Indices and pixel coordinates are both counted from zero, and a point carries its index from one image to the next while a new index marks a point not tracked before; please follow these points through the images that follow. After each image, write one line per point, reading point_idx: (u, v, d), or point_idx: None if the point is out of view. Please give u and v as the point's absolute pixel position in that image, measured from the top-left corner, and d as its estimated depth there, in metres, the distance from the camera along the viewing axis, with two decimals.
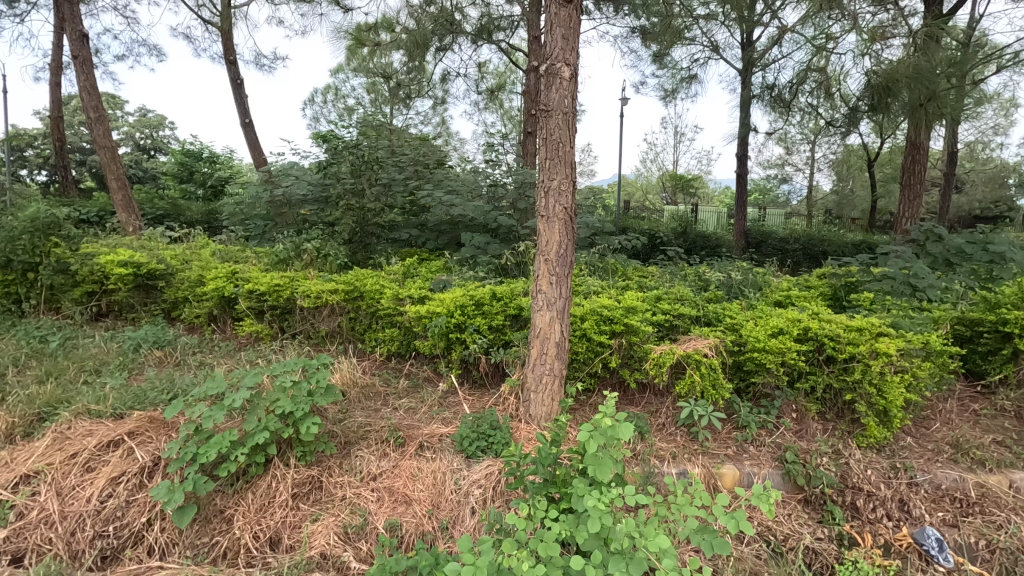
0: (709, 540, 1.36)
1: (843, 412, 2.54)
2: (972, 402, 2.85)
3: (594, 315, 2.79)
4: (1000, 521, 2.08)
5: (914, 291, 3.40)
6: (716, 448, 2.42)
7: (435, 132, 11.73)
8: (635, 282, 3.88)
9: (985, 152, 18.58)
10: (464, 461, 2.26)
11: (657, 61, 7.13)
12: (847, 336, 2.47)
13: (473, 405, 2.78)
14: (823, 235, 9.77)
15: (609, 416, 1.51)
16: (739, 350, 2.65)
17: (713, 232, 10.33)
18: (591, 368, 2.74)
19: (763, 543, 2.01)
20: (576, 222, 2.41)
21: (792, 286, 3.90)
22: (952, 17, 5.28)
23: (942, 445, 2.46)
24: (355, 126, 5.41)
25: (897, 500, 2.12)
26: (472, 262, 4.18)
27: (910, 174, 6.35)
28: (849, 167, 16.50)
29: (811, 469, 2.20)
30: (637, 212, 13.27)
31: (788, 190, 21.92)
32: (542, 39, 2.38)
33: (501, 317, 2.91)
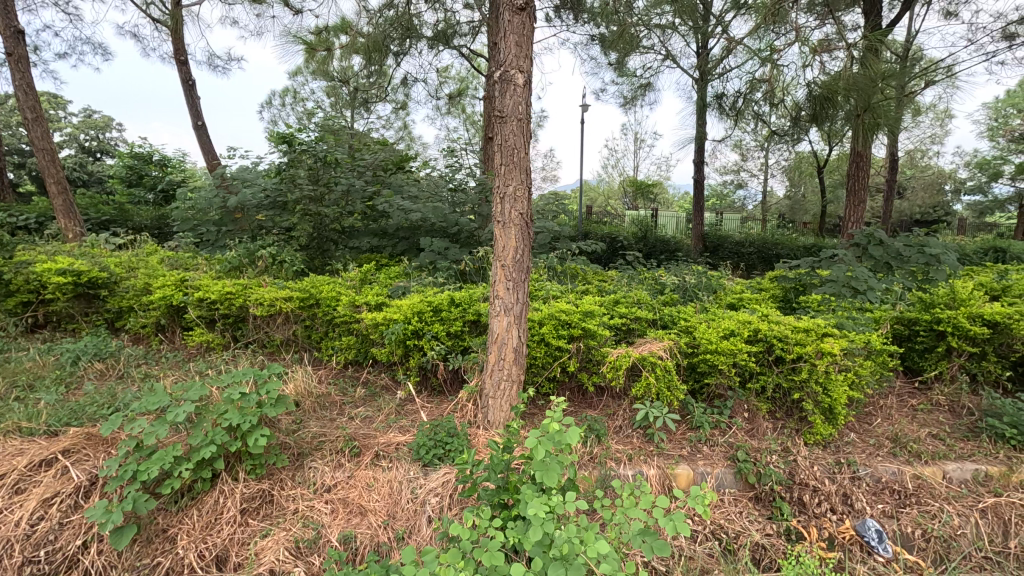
0: (652, 543, 1.38)
1: (792, 411, 2.63)
2: (910, 397, 2.99)
3: (552, 319, 2.80)
4: (934, 511, 2.19)
5: (857, 292, 3.56)
6: (671, 449, 2.47)
7: (396, 137, 11.64)
8: (594, 287, 3.93)
9: (924, 160, 19.63)
10: (421, 470, 2.23)
11: (617, 69, 7.27)
12: (794, 336, 2.57)
13: (432, 413, 2.75)
14: (776, 238, 10.12)
15: (558, 421, 1.53)
16: (693, 352, 2.72)
17: (672, 237, 10.56)
18: (550, 372, 2.76)
19: (715, 541, 2.05)
20: (532, 227, 2.42)
21: (744, 288, 4.03)
22: (890, 33, 5.56)
23: (882, 440, 2.58)
24: (311, 130, 5.31)
25: (840, 494, 2.20)
26: (432, 268, 4.14)
27: (854, 181, 6.64)
28: (801, 173, 17.16)
29: (761, 467, 2.27)
30: (599, 217, 13.46)
31: (744, 196, 22.64)
32: (496, 46, 2.39)
33: (460, 323, 2.89)
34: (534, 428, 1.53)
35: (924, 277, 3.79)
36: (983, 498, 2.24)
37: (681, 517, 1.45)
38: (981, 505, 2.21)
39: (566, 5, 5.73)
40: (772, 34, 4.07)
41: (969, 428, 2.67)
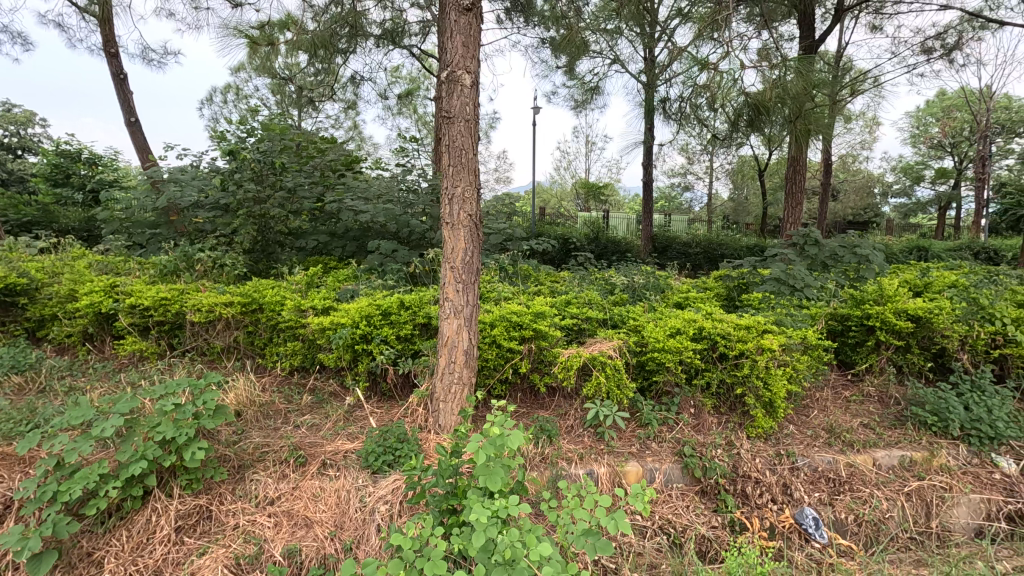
0: (594, 543, 1.39)
1: (735, 405, 2.73)
2: (844, 389, 3.15)
3: (503, 321, 2.79)
4: (865, 496, 2.31)
5: (794, 290, 3.73)
6: (621, 446, 2.51)
7: (347, 136, 11.39)
8: (546, 288, 3.95)
9: (855, 164, 20.82)
10: (369, 477, 2.18)
11: (567, 72, 7.35)
12: (736, 334, 2.66)
13: (381, 419, 2.69)
14: (721, 238, 10.50)
15: (501, 426, 1.52)
16: (642, 351, 2.78)
17: (622, 238, 10.76)
18: (502, 374, 2.74)
19: (663, 536, 2.10)
20: (481, 228, 2.41)
21: (691, 288, 4.16)
22: (823, 44, 5.86)
23: (818, 431, 2.70)
24: (254, 128, 5.11)
25: (781, 485, 2.29)
26: (381, 270, 4.07)
27: (792, 185, 6.97)
28: (743, 176, 17.87)
29: (706, 461, 2.33)
30: (552, 219, 13.60)
31: (691, 198, 23.37)
32: (442, 46, 2.37)
33: (410, 326, 2.85)
34: (477, 432, 1.51)
35: (855, 276, 4.00)
36: (909, 482, 2.38)
37: (622, 514, 1.44)
38: (907, 488, 2.35)
39: (516, 8, 5.75)
40: (713, 42, 4.21)
41: (895, 417, 2.84)
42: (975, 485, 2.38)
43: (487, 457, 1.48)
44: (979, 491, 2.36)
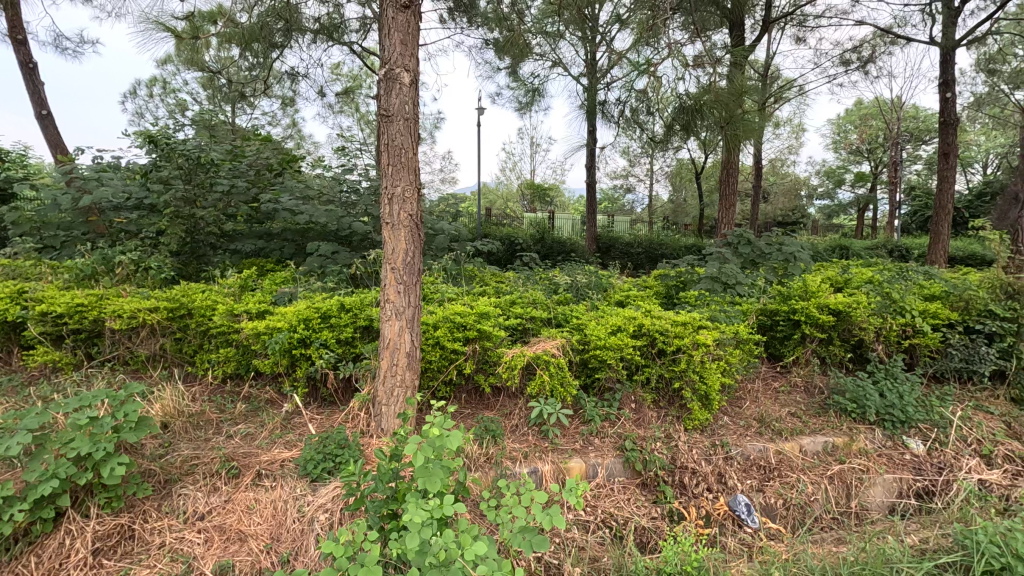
0: (530, 539, 1.40)
1: (673, 399, 2.82)
2: (773, 380, 3.33)
3: (447, 322, 2.77)
4: (792, 481, 2.44)
5: (728, 287, 3.90)
6: (564, 443, 2.54)
7: (285, 134, 10.99)
8: (491, 288, 3.95)
9: (784, 168, 22.02)
10: (309, 486, 2.11)
11: (511, 74, 7.38)
12: (673, 330, 2.75)
13: (321, 425, 2.61)
14: (662, 239, 10.85)
15: (440, 427, 1.51)
16: (584, 349, 2.82)
17: (567, 238, 10.92)
18: (446, 376, 2.72)
19: (606, 529, 2.14)
20: (422, 229, 2.39)
21: (632, 287, 4.27)
22: (753, 53, 6.15)
23: (750, 421, 2.84)
24: (181, 124, 4.83)
25: (715, 474, 2.39)
26: (321, 272, 3.95)
27: (726, 187, 7.29)
28: (682, 178, 18.54)
29: (646, 454, 2.40)
30: (498, 220, 13.63)
31: (634, 199, 24.03)
32: (380, 44, 2.33)
33: (350, 329, 2.78)
34: (415, 434, 1.50)
35: (783, 274, 4.23)
36: (831, 466, 2.53)
37: (557, 509, 1.46)
38: (830, 472, 2.50)
39: (458, 7, 5.71)
40: (651, 48, 4.34)
41: (819, 405, 3.02)
42: (888, 465, 2.57)
43: (426, 459, 1.47)
44: (893, 471, 2.55)
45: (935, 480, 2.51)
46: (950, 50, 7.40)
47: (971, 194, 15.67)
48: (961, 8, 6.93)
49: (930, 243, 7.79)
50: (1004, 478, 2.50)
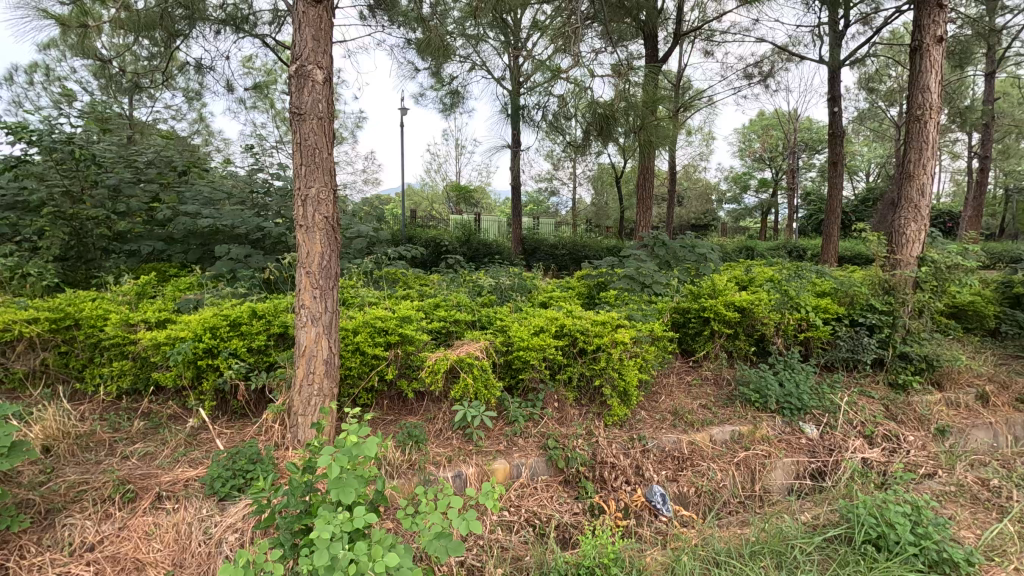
0: (446, 544, 1.40)
1: (594, 396, 2.91)
2: (686, 374, 3.51)
3: (367, 327, 2.69)
4: (703, 469, 2.58)
5: (644, 287, 4.07)
6: (488, 445, 2.54)
7: (191, 129, 10.28)
8: (415, 292, 3.90)
9: (696, 174, 23.35)
10: (216, 505, 1.98)
11: (434, 75, 7.32)
12: (594, 329, 2.84)
13: (231, 440, 2.45)
14: (584, 241, 11.16)
15: (353, 435, 1.47)
16: (508, 350, 2.85)
17: (493, 240, 10.98)
18: (367, 382, 2.64)
19: (529, 528, 2.16)
20: (339, 231, 2.31)
21: (555, 288, 4.36)
22: (665, 63, 6.48)
23: (665, 414, 2.98)
24: (65, 115, 4.38)
25: (633, 467, 2.49)
26: (231, 278, 3.72)
27: (642, 191, 7.62)
28: (602, 181, 19.18)
29: (569, 452, 2.47)
30: (424, 222, 13.51)
31: (558, 202, 24.58)
32: (290, 38, 2.24)
33: (263, 337, 2.64)
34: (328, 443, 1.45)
35: (695, 273, 4.47)
36: (738, 453, 2.70)
37: (474, 513, 1.47)
38: (736, 459, 2.67)
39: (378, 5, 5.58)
40: (569, 55, 4.46)
41: (727, 396, 3.22)
42: (788, 450, 2.78)
43: (339, 469, 1.42)
44: (791, 455, 2.76)
45: (826, 460, 2.75)
46: (836, 70, 8.17)
47: (856, 199, 17.36)
48: (844, 31, 7.67)
49: (821, 244, 8.54)
50: (882, 455, 2.78)
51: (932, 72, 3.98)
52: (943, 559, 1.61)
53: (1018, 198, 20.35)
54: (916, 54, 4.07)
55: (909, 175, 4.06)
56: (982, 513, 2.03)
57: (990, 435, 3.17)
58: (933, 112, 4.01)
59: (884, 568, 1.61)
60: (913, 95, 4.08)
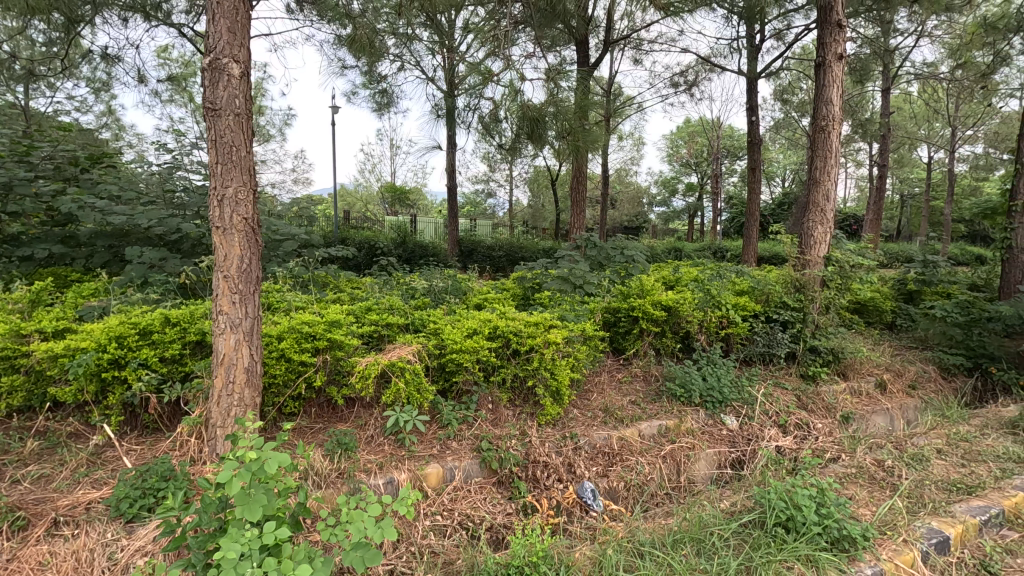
0: (362, 555, 1.37)
1: (528, 397, 2.94)
2: (617, 372, 3.61)
3: (293, 333, 2.58)
4: (632, 464, 2.67)
5: (577, 288, 4.15)
6: (421, 450, 2.51)
7: (99, 122, 9.51)
8: (346, 295, 3.79)
9: (628, 177, 24.13)
10: (123, 528, 1.84)
11: (367, 73, 7.17)
12: (526, 330, 2.87)
13: (141, 457, 2.28)
14: (521, 242, 11.27)
15: (258, 449, 1.43)
16: (440, 353, 2.82)
17: (430, 241, 10.87)
18: (293, 391, 2.52)
19: (462, 531, 2.16)
20: (260, 233, 2.21)
21: (490, 289, 4.37)
22: (597, 69, 6.64)
23: (596, 411, 3.06)
24: None
25: (565, 465, 2.54)
26: (143, 283, 3.48)
27: (576, 194, 7.80)
28: (539, 183, 19.44)
29: (502, 453, 2.48)
30: (358, 223, 13.18)
31: (495, 203, 24.69)
32: (202, 29, 2.11)
33: (177, 346, 2.47)
34: (231, 460, 1.40)
35: (626, 273, 4.61)
36: (665, 447, 2.81)
37: (391, 520, 1.44)
38: (663, 452, 2.77)
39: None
40: (502, 60, 4.49)
41: (655, 392, 3.35)
42: (710, 441, 2.92)
43: (246, 485, 1.37)
44: (713, 446, 2.90)
45: (745, 450, 2.91)
46: (753, 81, 8.69)
47: (774, 203, 18.53)
48: (760, 45, 8.17)
49: (743, 245, 9.04)
50: (794, 443, 2.98)
51: (834, 87, 4.31)
52: (841, 536, 1.76)
53: (911, 203, 22.44)
54: (820, 70, 4.39)
55: (816, 181, 4.38)
56: (877, 492, 2.22)
57: (888, 419, 3.47)
58: (835, 123, 4.34)
59: (792, 548, 1.72)
60: (818, 107, 4.40)
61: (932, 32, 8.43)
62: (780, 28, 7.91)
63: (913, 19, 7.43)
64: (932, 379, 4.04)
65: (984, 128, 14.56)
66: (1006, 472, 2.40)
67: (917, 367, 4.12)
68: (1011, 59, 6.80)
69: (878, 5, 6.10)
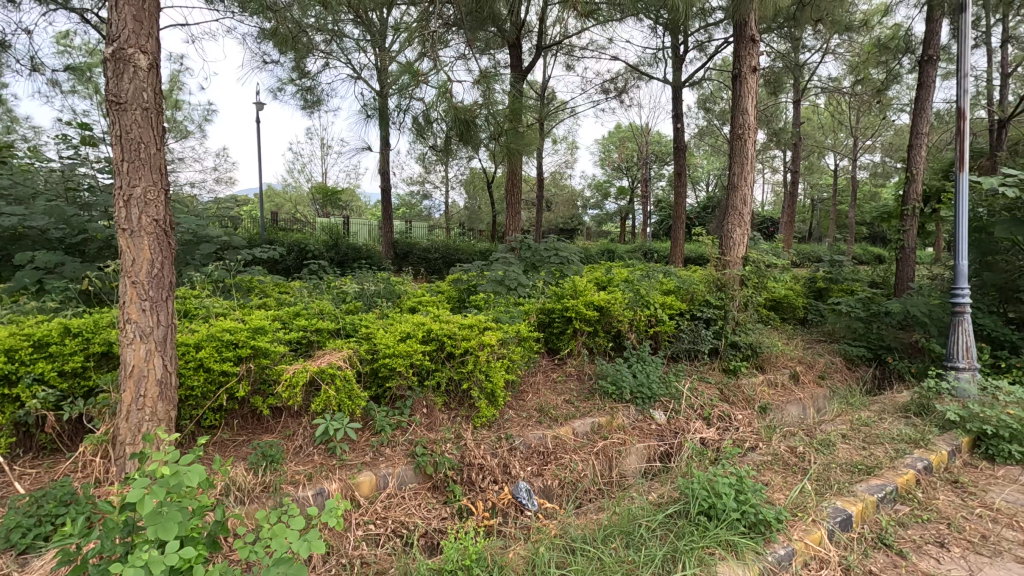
0: (286, 571, 1.31)
1: (463, 400, 2.93)
2: (552, 372, 3.67)
3: (212, 341, 2.43)
4: (566, 462, 2.72)
5: (511, 289, 4.18)
6: (353, 458, 2.44)
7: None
8: (272, 300, 3.63)
9: (562, 180, 24.61)
10: (14, 561, 1.67)
11: (295, 69, 6.92)
12: (461, 332, 2.86)
13: (36, 482, 2.08)
14: (457, 244, 11.24)
15: (173, 464, 1.35)
16: (373, 358, 2.76)
17: (363, 244, 10.61)
18: (213, 402, 2.38)
19: (396, 539, 2.12)
20: (172, 236, 2.07)
21: (425, 292, 4.33)
22: (530, 73, 6.73)
23: (531, 411, 3.10)
24: None
25: (500, 466, 2.55)
26: (39, 290, 3.17)
27: (511, 196, 7.86)
28: (475, 184, 19.43)
29: (436, 457, 2.46)
30: (287, 225, 12.65)
31: (431, 205, 24.46)
32: (104, 16, 1.96)
33: (80, 358, 2.27)
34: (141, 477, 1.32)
35: (560, 275, 4.69)
36: (597, 443, 2.88)
37: (318, 533, 1.40)
38: (596, 449, 2.84)
39: None
40: (434, 61, 4.46)
41: (588, 390, 3.42)
42: (640, 436, 3.03)
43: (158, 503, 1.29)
44: (643, 441, 3.01)
45: (672, 443, 3.04)
46: (678, 90, 9.10)
47: (699, 207, 19.46)
48: (683, 56, 8.57)
49: (670, 247, 9.43)
50: (717, 434, 3.14)
51: (749, 97, 4.59)
52: (758, 520, 1.88)
53: (819, 207, 24.28)
54: (737, 81, 4.65)
55: (734, 186, 4.65)
56: (790, 476, 2.37)
57: (800, 408, 3.73)
58: (750, 132, 4.63)
59: (715, 535, 1.81)
60: (736, 116, 4.67)
61: (835, 50, 9.15)
62: (701, 40, 8.33)
63: (818, 37, 8.03)
64: (838, 370, 4.38)
65: (880, 139, 15.96)
66: (899, 452, 2.64)
67: (825, 359, 4.46)
68: (901, 77, 7.50)
69: (788, 23, 6.55)
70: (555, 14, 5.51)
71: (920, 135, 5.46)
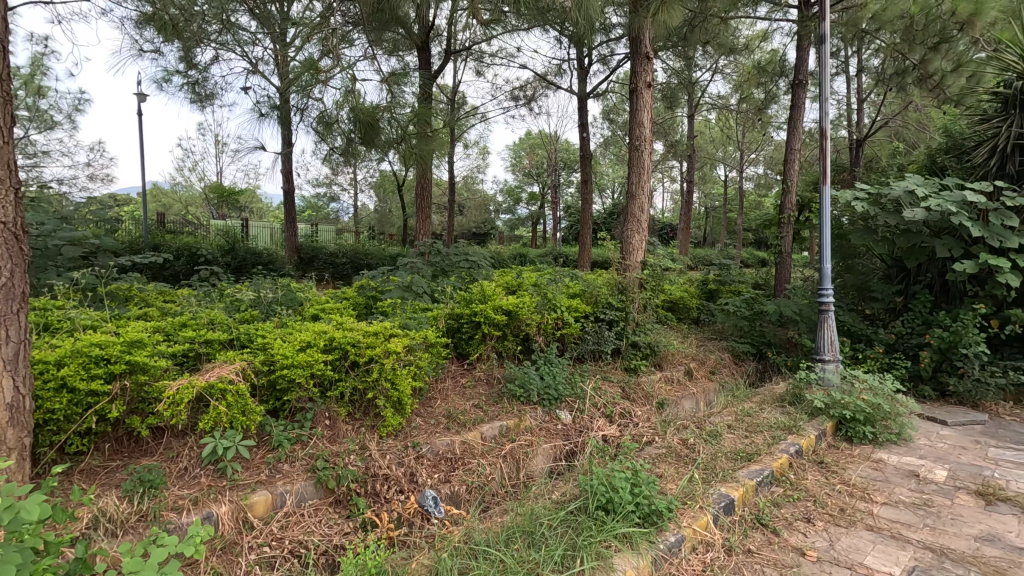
0: None
1: (368, 409, 2.84)
2: (461, 377, 3.65)
3: (78, 357, 2.17)
4: (474, 466, 2.72)
5: (419, 295, 4.13)
6: (246, 478, 2.29)
7: None
8: (155, 310, 3.32)
9: (475, 184, 24.68)
10: None
11: (183, 59, 6.40)
12: (365, 341, 2.78)
13: None
14: (367, 249, 10.92)
15: (7, 499, 1.20)
16: (269, 370, 2.60)
17: (263, 248, 10.02)
18: (81, 425, 2.13)
19: (294, 559, 2.02)
20: (23, 241, 1.84)
21: (329, 299, 4.17)
22: (439, 77, 6.70)
23: (440, 418, 3.08)
24: None
25: (407, 475, 2.51)
26: None
27: (422, 200, 7.79)
28: (386, 187, 18.98)
29: (339, 470, 2.36)
30: (176, 227, 11.66)
31: (339, 208, 23.61)
32: None
33: None
34: None
35: (470, 279, 4.70)
36: (505, 446, 2.91)
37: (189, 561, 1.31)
38: (503, 452, 2.87)
39: None
40: (336, 60, 4.31)
41: (497, 393, 3.45)
42: (547, 437, 3.11)
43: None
44: (549, 441, 3.09)
45: (577, 441, 3.15)
46: (584, 100, 9.46)
47: (605, 212, 20.31)
48: (588, 68, 8.93)
49: (579, 252, 9.76)
50: (617, 430, 3.29)
51: (646, 111, 4.85)
52: (650, 511, 1.99)
53: (713, 214, 26.23)
54: (634, 95, 4.90)
55: (633, 195, 4.90)
56: (681, 467, 2.54)
57: (693, 402, 4.00)
58: (646, 144, 4.91)
59: (611, 528, 1.89)
60: (633, 129, 4.92)
61: (723, 70, 9.94)
62: (604, 53, 8.72)
63: (707, 57, 8.68)
64: (726, 365, 4.74)
65: (763, 153, 17.58)
66: (775, 438, 2.91)
67: (716, 355, 4.81)
68: (778, 98, 8.29)
69: (681, 43, 7.03)
70: (461, 20, 5.53)
71: (793, 151, 6.05)
